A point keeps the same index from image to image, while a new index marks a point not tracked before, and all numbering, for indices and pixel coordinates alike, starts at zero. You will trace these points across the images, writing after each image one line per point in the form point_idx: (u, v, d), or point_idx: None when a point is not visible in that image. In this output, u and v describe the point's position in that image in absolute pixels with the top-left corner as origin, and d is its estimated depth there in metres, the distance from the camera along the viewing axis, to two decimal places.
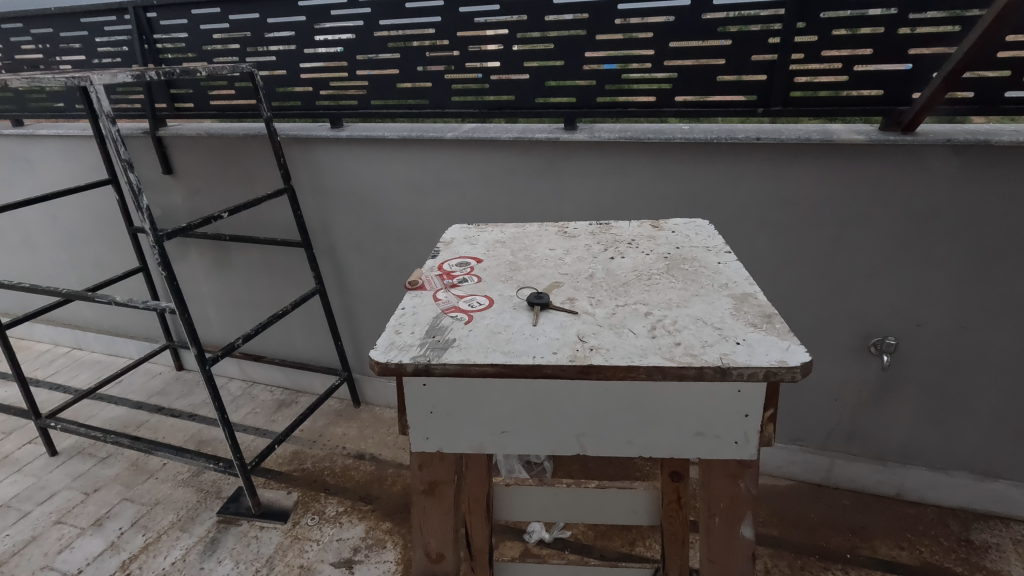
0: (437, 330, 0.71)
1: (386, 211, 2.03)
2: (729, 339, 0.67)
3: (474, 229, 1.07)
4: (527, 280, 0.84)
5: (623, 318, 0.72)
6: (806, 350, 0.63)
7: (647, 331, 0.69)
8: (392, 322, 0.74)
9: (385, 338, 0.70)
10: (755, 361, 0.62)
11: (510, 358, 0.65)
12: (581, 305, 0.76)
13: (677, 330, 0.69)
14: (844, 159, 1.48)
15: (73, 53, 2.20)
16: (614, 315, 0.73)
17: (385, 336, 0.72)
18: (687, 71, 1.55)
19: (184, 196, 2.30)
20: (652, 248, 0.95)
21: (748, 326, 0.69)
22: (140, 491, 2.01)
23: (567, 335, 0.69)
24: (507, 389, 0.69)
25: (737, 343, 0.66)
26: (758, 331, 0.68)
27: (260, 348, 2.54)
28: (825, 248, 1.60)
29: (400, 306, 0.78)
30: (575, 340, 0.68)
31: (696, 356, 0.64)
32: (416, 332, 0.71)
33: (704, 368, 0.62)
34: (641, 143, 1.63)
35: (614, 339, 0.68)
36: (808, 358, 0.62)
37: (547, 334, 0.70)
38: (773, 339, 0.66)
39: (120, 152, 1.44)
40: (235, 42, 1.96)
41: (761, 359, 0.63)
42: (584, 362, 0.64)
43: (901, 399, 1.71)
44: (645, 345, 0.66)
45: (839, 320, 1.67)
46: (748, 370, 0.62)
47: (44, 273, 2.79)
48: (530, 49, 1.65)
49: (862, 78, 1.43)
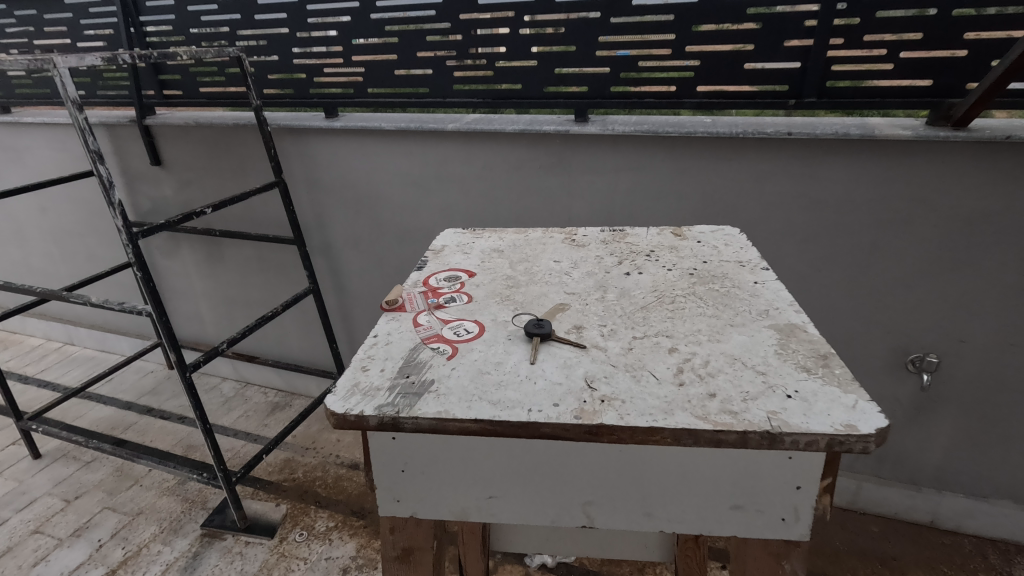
0: (412, 367, 0.59)
1: (384, 207, 1.90)
2: (775, 391, 0.53)
3: (469, 235, 0.93)
4: (524, 303, 0.71)
5: (642, 356, 0.59)
6: (879, 413, 0.50)
7: (673, 375, 0.56)
8: (361, 355, 0.61)
9: (348, 379, 0.57)
10: (813, 426, 0.49)
11: (499, 411, 0.52)
12: (591, 338, 0.63)
13: (710, 377, 0.56)
14: (886, 156, 1.33)
15: (58, 36, 2.09)
16: (629, 352, 0.61)
17: (349, 373, 0.59)
18: (711, 58, 1.41)
19: (173, 187, 2.18)
20: (675, 262, 0.81)
21: (799, 370, 0.56)
22: (123, 499, 1.91)
23: (574, 379, 0.56)
24: (502, 449, 0.60)
25: (788, 396, 0.53)
26: (813, 380, 0.54)
27: (254, 348, 2.43)
28: (861, 254, 1.45)
29: (374, 332, 0.65)
30: (582, 387, 0.55)
31: (738, 416, 0.50)
32: (387, 370, 0.59)
33: (749, 434, 0.49)
34: (658, 137, 1.49)
35: (631, 386, 0.55)
36: (883, 423, 0.49)
37: (548, 377, 0.57)
38: (833, 392, 0.53)
39: (90, 143, 1.31)
40: (225, 25, 1.84)
41: (822, 423, 0.49)
42: (593, 421, 0.51)
43: (940, 420, 1.56)
44: (666, 396, 0.53)
45: (874, 335, 1.52)
46: (805, 438, 0.48)
47: (35, 266, 2.70)
48: (538, 35, 1.52)
49: (909, 66, 1.28)
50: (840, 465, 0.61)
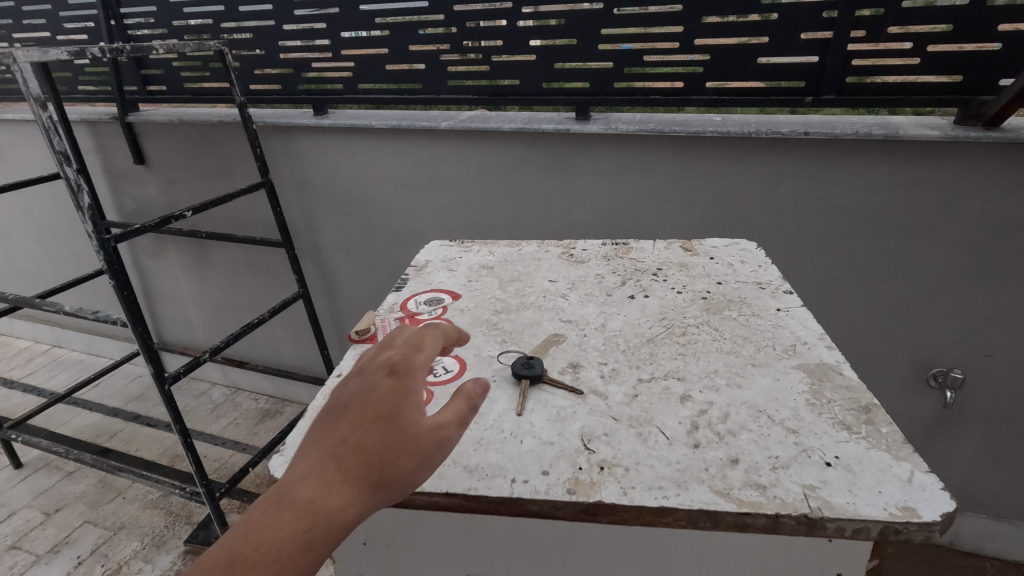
0: None
1: (376, 209, 1.82)
2: (812, 456, 0.59)
3: (456, 251, 1.05)
4: (517, 342, 0.80)
5: (654, 412, 0.66)
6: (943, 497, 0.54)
7: (688, 435, 0.62)
8: None
9: None
10: (864, 512, 0.53)
11: (477, 483, 0.58)
12: (588, 381, 0.71)
13: (730, 437, 0.62)
14: (911, 157, 1.23)
15: (38, 30, 1.99)
16: (635, 401, 0.68)
17: None
18: (722, 52, 1.31)
19: (158, 187, 2.10)
20: (687, 284, 0.94)
21: (840, 428, 0.62)
22: (105, 513, 1.84)
23: (570, 440, 0.62)
24: (511, 528, 0.67)
25: (827, 465, 0.58)
26: (860, 444, 0.60)
27: (245, 353, 2.35)
28: (880, 263, 1.36)
29: None
30: (580, 451, 0.61)
31: (768, 495, 0.55)
32: None
33: (786, 518, 0.53)
34: (664, 137, 1.39)
35: (643, 450, 0.61)
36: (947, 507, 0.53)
37: (542, 434, 0.63)
38: (880, 461, 0.58)
39: (56, 143, 1.22)
40: (207, 17, 1.74)
41: (875, 503, 0.53)
42: (590, 500, 0.56)
43: (963, 439, 1.47)
44: (679, 461, 0.59)
45: (893, 349, 1.44)
46: (854, 524, 0.52)
47: (20, 267, 2.62)
48: (537, 27, 1.42)
49: (937, 61, 1.18)
50: (887, 547, 0.62)
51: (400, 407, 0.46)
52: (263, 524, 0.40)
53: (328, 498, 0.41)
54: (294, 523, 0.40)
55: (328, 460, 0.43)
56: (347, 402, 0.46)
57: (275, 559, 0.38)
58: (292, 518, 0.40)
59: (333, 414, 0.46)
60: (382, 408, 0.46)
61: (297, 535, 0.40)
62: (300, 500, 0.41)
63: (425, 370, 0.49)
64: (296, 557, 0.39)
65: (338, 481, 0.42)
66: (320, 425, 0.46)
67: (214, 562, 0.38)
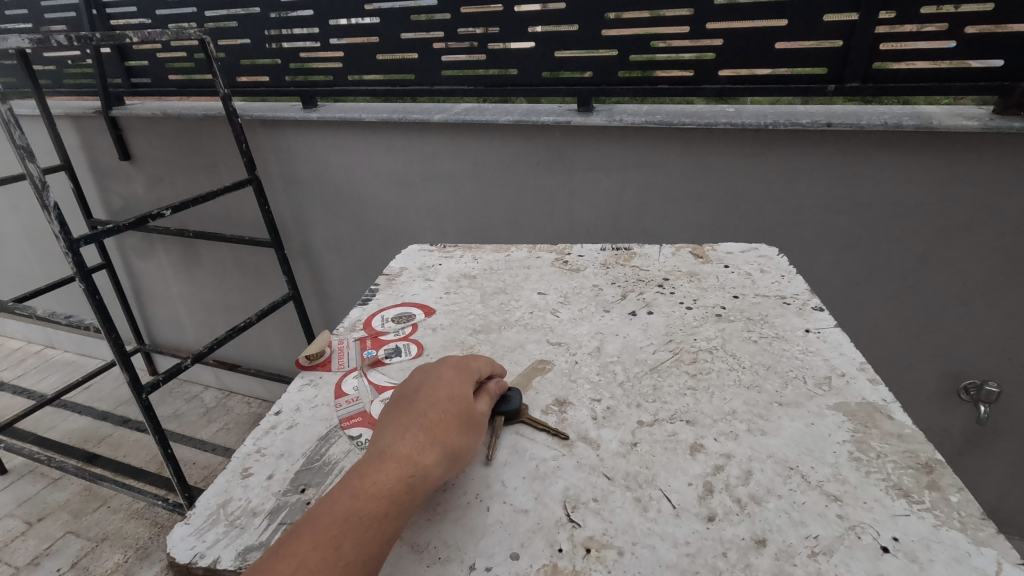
0: (313, 482, 0.59)
1: (368, 208, 1.73)
2: (863, 537, 0.51)
3: (435, 259, 1.03)
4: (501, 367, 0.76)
5: (655, 471, 0.59)
6: None
7: (701, 497, 0.56)
8: (261, 467, 0.62)
9: (229, 509, 0.57)
10: None
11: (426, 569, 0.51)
12: (577, 426, 0.66)
13: (754, 508, 0.54)
14: (944, 152, 1.12)
15: (19, 21, 1.91)
16: (632, 454, 0.61)
17: (237, 492, 0.59)
18: (736, 37, 1.20)
19: (145, 185, 2.02)
20: (696, 297, 0.89)
21: (893, 494, 0.55)
22: (88, 523, 1.77)
23: (554, 507, 0.56)
24: None
25: (880, 550, 0.50)
26: (925, 519, 0.52)
27: (237, 356, 2.28)
28: (906, 268, 1.25)
29: (291, 424, 0.67)
30: (568, 525, 0.54)
31: None
32: (281, 487, 0.59)
33: None
34: (673, 130, 1.29)
35: (646, 523, 0.54)
36: None
37: (522, 500, 0.57)
38: (945, 544, 0.50)
39: (17, 137, 1.14)
40: (190, 6, 1.65)
41: None
42: None
43: (999, 456, 1.36)
44: (690, 542, 0.52)
45: (922, 359, 1.33)
46: None
47: (11, 267, 2.56)
48: (536, 12, 1.32)
49: (977, 44, 1.07)
50: None
51: (466, 394, 0.60)
52: (376, 470, 0.51)
53: (423, 454, 0.53)
54: (399, 469, 0.52)
55: (418, 424, 0.55)
56: (425, 385, 0.60)
57: (385, 493, 0.50)
58: (397, 465, 0.52)
59: (414, 394, 0.59)
60: (453, 392, 0.59)
61: (403, 478, 0.51)
62: (402, 453, 0.53)
63: (479, 373, 0.64)
64: (403, 494, 0.51)
65: (428, 443, 0.54)
66: (405, 402, 0.58)
67: (342, 494, 0.50)
